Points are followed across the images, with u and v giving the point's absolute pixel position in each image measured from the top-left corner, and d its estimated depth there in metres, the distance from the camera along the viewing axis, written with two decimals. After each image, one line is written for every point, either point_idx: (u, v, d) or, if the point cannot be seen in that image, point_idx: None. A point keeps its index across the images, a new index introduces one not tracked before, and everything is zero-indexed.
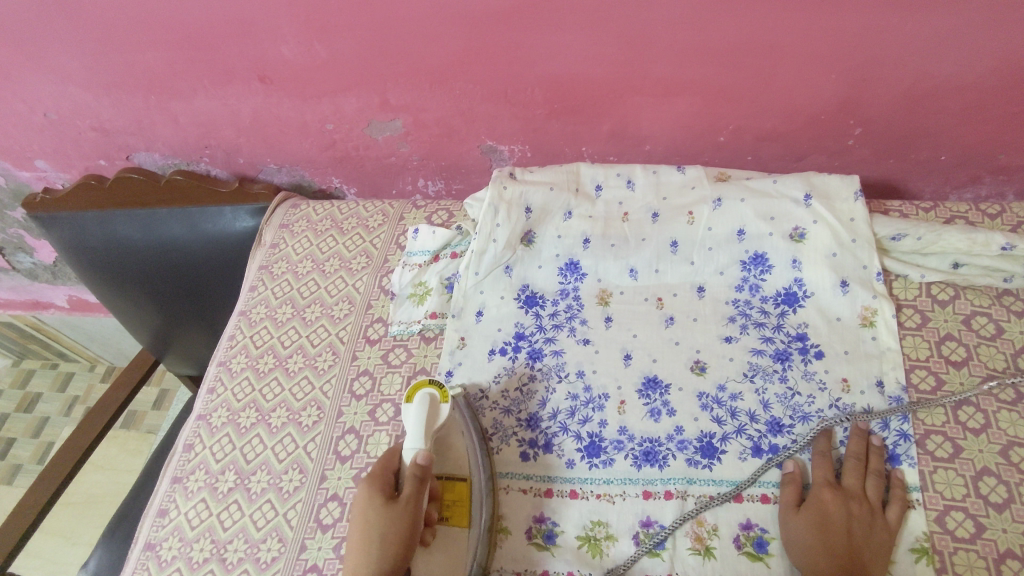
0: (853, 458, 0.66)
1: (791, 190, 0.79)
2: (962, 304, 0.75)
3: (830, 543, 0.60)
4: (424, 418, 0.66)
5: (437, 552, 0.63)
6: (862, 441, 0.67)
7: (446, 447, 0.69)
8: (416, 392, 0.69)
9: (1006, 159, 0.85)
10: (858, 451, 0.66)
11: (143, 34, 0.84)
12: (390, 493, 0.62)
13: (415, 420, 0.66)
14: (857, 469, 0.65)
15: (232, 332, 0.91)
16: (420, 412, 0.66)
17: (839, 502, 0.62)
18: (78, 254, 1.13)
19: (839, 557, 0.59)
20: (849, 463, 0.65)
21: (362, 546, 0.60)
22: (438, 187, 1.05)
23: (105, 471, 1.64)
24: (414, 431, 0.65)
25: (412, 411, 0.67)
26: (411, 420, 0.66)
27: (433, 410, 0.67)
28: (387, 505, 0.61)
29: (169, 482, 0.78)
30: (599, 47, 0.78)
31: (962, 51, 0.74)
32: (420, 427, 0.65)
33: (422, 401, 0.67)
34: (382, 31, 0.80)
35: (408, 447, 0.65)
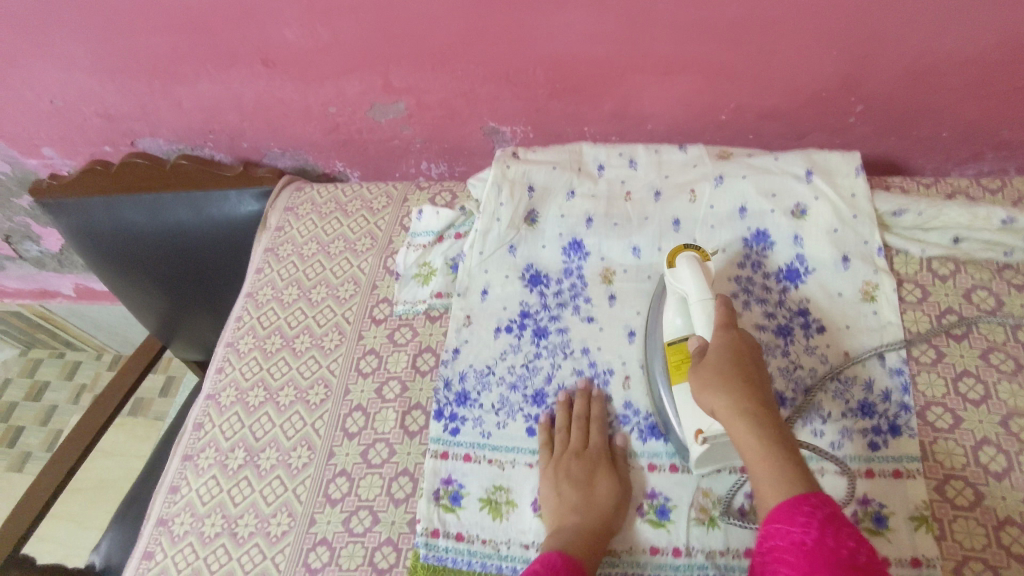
0: (723, 352, 0.59)
1: (792, 167, 0.80)
2: (963, 278, 0.76)
3: (773, 442, 0.53)
4: (700, 273, 0.67)
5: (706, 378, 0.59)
6: (728, 335, 0.61)
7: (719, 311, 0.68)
8: (677, 255, 0.70)
9: (1007, 134, 0.86)
10: (731, 344, 0.60)
11: (147, 18, 0.84)
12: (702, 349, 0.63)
13: (688, 273, 0.67)
14: (746, 363, 0.58)
15: (239, 314, 0.92)
16: (693, 269, 0.67)
17: (745, 405, 0.55)
18: (85, 240, 1.14)
19: (791, 460, 0.52)
20: (728, 349, 0.60)
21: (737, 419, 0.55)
22: (442, 169, 1.05)
23: (114, 458, 1.66)
24: (692, 278, 0.67)
25: (681, 267, 0.68)
26: (686, 280, 0.67)
27: (704, 266, 0.69)
28: (699, 368, 0.60)
29: (180, 460, 0.80)
30: (600, 26, 0.79)
31: (963, 25, 0.74)
32: (700, 279, 0.66)
33: (689, 257, 0.69)
34: (384, 12, 0.80)
35: (695, 294, 0.66)
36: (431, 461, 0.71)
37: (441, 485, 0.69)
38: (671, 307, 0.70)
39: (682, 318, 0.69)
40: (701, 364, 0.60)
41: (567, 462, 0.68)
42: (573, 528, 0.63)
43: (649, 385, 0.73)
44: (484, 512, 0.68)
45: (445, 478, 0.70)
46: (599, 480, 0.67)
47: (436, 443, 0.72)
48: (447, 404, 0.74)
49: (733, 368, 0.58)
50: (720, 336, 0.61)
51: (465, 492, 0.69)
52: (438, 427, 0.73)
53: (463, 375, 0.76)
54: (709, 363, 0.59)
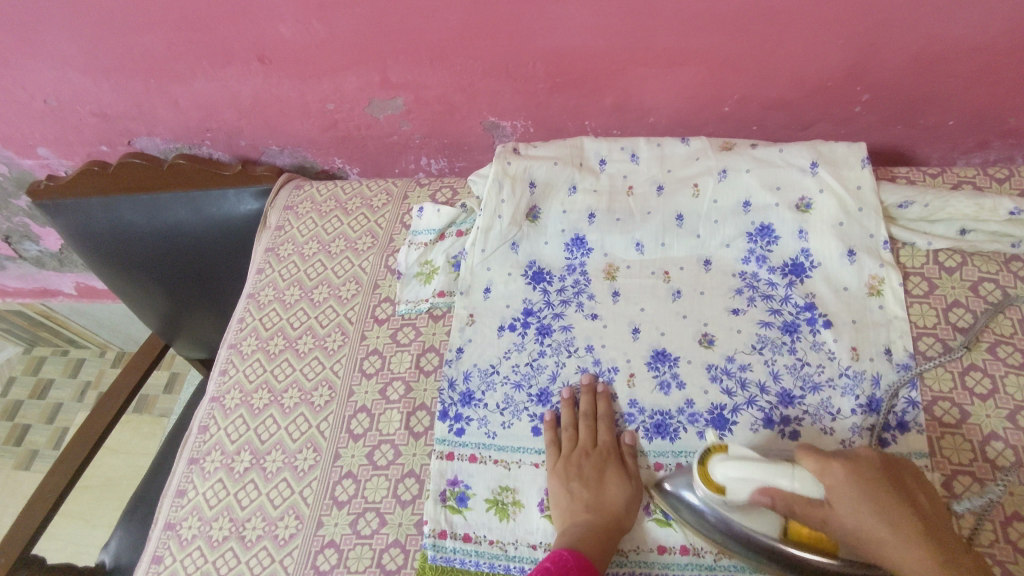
0: (844, 507, 0.52)
1: (797, 159, 0.79)
2: (970, 270, 0.75)
3: (936, 547, 0.50)
4: (743, 471, 0.58)
5: (840, 503, 0.53)
6: (837, 471, 0.53)
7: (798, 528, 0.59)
8: (707, 465, 0.61)
9: (1015, 122, 0.84)
10: (851, 481, 0.52)
11: (141, 17, 0.83)
12: (811, 500, 0.55)
13: (733, 466, 0.58)
14: (884, 490, 0.52)
15: (241, 315, 0.92)
16: (738, 472, 0.58)
17: (886, 502, 0.51)
18: (84, 241, 1.13)
19: (950, 563, 0.49)
20: (847, 481, 0.53)
21: (873, 513, 0.51)
22: (441, 164, 1.04)
23: (120, 455, 1.67)
24: (739, 465, 0.58)
25: (722, 471, 0.59)
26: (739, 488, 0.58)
27: (739, 450, 0.61)
28: (832, 524, 0.54)
29: (186, 463, 0.80)
30: (601, 18, 0.77)
31: (972, 12, 0.73)
32: (757, 464, 0.57)
33: (722, 460, 0.60)
34: (381, 7, 0.79)
35: (771, 482, 0.56)
36: (437, 462, 0.71)
37: (447, 486, 0.69)
38: (730, 521, 0.60)
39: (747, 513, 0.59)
40: (829, 522, 0.54)
41: (578, 461, 0.68)
42: (585, 527, 0.62)
43: (722, 535, 0.61)
44: (491, 513, 0.68)
45: (451, 479, 0.70)
46: (609, 478, 0.67)
47: (442, 445, 0.72)
48: (452, 404, 0.74)
49: (873, 497, 0.52)
50: (833, 484, 0.53)
51: (472, 493, 0.69)
52: (443, 428, 0.73)
53: (468, 375, 0.76)
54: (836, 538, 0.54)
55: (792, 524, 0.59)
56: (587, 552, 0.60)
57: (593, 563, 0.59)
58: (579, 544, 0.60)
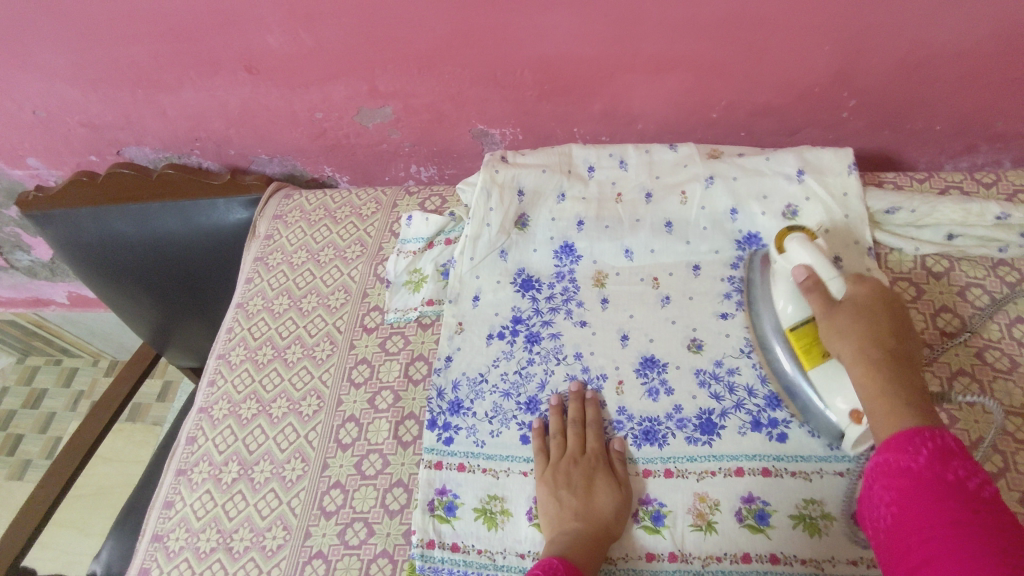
0: (853, 307, 0.62)
1: (784, 165, 0.79)
2: (957, 275, 0.75)
3: (907, 392, 0.56)
4: (813, 249, 0.66)
5: (843, 312, 0.62)
6: (858, 287, 0.63)
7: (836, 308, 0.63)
8: (785, 239, 0.70)
9: (1001, 126, 0.85)
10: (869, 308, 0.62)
11: (128, 28, 0.83)
12: (827, 295, 0.64)
13: (804, 249, 0.67)
14: (878, 324, 0.61)
15: (230, 325, 0.91)
16: (807, 249, 0.66)
17: (874, 340, 0.60)
18: (74, 251, 1.13)
19: (901, 388, 0.57)
20: (858, 311, 0.62)
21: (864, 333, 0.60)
22: (431, 172, 1.04)
23: (113, 464, 1.66)
24: (808, 249, 0.66)
25: (795, 248, 0.67)
26: (802, 254, 0.67)
27: (816, 244, 0.68)
28: (833, 312, 0.62)
29: (173, 475, 0.79)
30: (587, 27, 0.78)
31: (955, 18, 0.73)
32: (820, 253, 0.66)
33: (801, 237, 0.68)
34: (368, 16, 0.79)
35: (819, 272, 0.65)
36: (425, 471, 0.71)
37: (435, 496, 0.69)
38: (777, 293, 0.69)
39: (793, 304, 0.67)
40: (828, 311, 0.63)
41: (566, 468, 0.68)
42: (573, 534, 0.62)
43: (770, 365, 0.70)
44: (479, 522, 0.68)
45: (439, 488, 0.69)
46: (598, 485, 0.66)
47: (430, 454, 0.71)
48: (441, 413, 0.74)
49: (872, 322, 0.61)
50: (853, 287, 0.63)
51: (460, 503, 0.69)
52: (432, 437, 0.73)
53: (457, 384, 0.76)
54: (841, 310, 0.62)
55: (796, 331, 0.66)
56: (576, 559, 0.59)
57: (582, 571, 0.59)
58: (568, 551, 0.60)
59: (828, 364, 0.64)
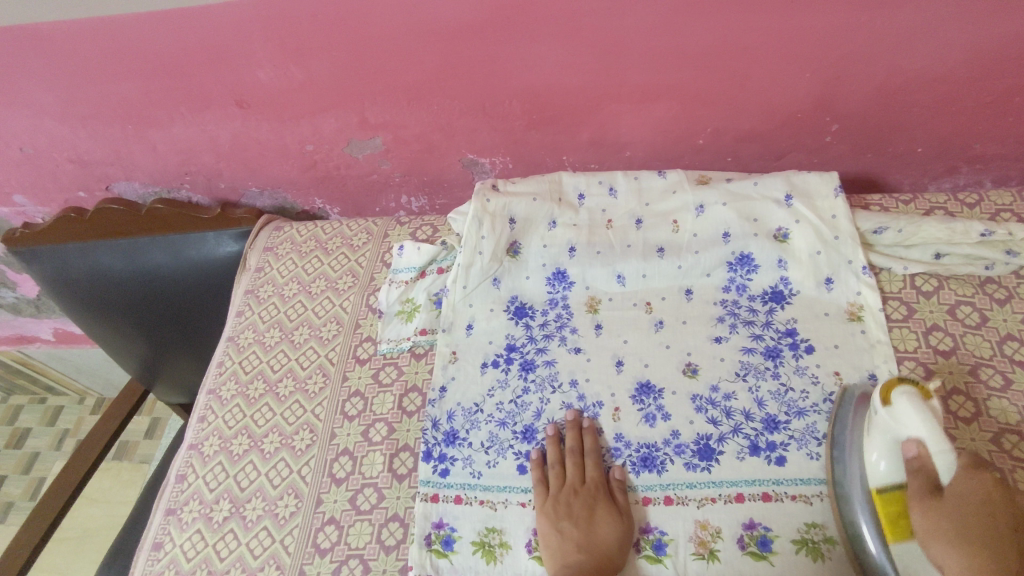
0: (962, 509, 0.54)
1: (772, 191, 0.80)
2: (946, 293, 0.76)
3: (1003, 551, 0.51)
4: (921, 407, 0.58)
5: (939, 509, 0.55)
6: (974, 481, 0.55)
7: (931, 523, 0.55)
8: (890, 391, 0.60)
9: (980, 148, 0.87)
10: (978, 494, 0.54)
11: (117, 66, 0.83)
12: (934, 483, 0.57)
13: (913, 415, 0.58)
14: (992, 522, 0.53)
15: (220, 359, 0.90)
16: (915, 405, 0.58)
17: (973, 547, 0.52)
18: (60, 288, 1.11)
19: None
20: (965, 509, 0.54)
21: (970, 552, 0.52)
22: (422, 202, 1.05)
23: (99, 504, 1.62)
24: (918, 422, 0.57)
25: (900, 406, 0.59)
26: (909, 418, 0.58)
27: (927, 403, 0.59)
28: (930, 512, 0.55)
29: (163, 514, 0.77)
30: (574, 58, 0.79)
31: (931, 45, 0.75)
32: (934, 422, 0.57)
33: (908, 393, 0.59)
34: (357, 51, 0.80)
35: (927, 445, 0.57)
36: (421, 504, 0.70)
37: (432, 530, 0.68)
38: (867, 444, 0.61)
39: (887, 462, 0.59)
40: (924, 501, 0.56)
41: (566, 499, 0.67)
42: (577, 567, 0.62)
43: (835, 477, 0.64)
44: (477, 556, 0.66)
45: (437, 522, 0.68)
46: (599, 515, 0.65)
47: (426, 486, 0.70)
48: (436, 444, 0.73)
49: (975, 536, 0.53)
50: (963, 482, 0.55)
51: (458, 536, 0.67)
52: (428, 469, 0.72)
53: (451, 414, 0.75)
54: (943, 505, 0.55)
55: (885, 494, 0.59)
56: None
57: None
58: None
59: (912, 544, 0.57)
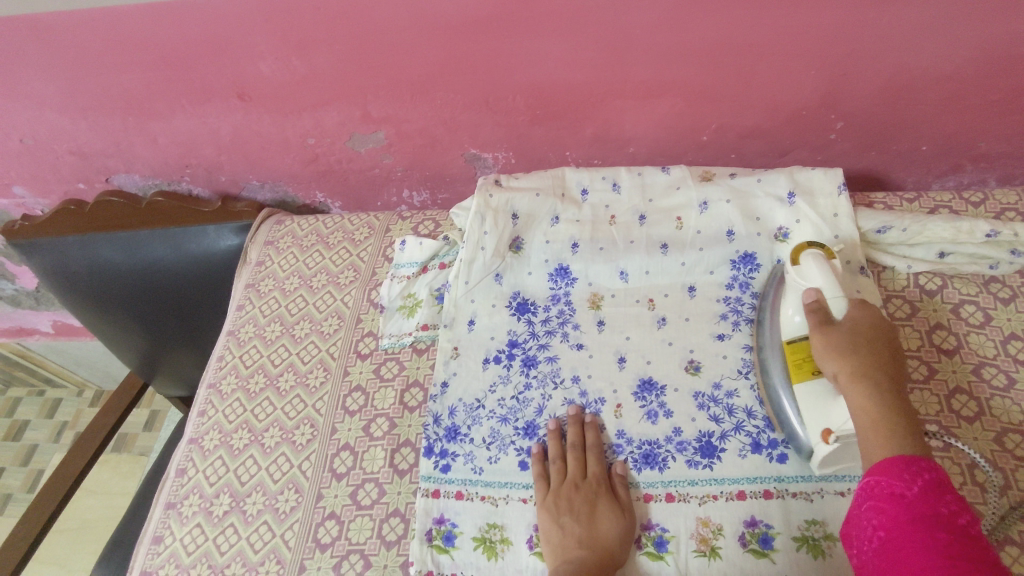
0: (849, 327, 0.63)
1: (776, 188, 0.80)
2: (950, 292, 0.75)
3: (885, 388, 0.59)
4: (824, 267, 0.68)
5: (837, 334, 0.63)
6: (863, 312, 0.64)
7: (846, 356, 0.61)
8: (800, 255, 0.71)
9: (985, 146, 0.86)
10: (869, 321, 0.64)
11: (119, 57, 0.83)
12: (828, 316, 0.65)
13: (816, 268, 0.68)
14: (877, 354, 0.61)
15: (221, 352, 0.90)
16: (818, 266, 0.68)
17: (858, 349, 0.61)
18: (60, 280, 1.11)
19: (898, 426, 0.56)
20: (857, 340, 0.62)
21: (857, 379, 0.60)
22: (424, 197, 1.04)
23: (98, 496, 1.62)
24: (821, 273, 0.68)
25: (807, 264, 0.69)
26: (812, 274, 0.68)
27: (830, 264, 0.69)
28: (829, 333, 0.63)
29: (163, 508, 0.77)
30: (578, 53, 0.78)
31: (938, 43, 0.75)
32: (830, 275, 0.67)
33: (815, 257, 0.69)
34: (360, 44, 0.79)
35: (825, 292, 0.67)
36: (421, 499, 0.69)
37: (433, 525, 0.68)
38: (785, 302, 0.70)
39: (801, 314, 0.68)
40: (823, 330, 0.64)
41: (568, 494, 0.67)
42: (578, 561, 0.61)
43: (762, 367, 0.71)
44: (478, 552, 0.66)
45: (438, 517, 0.68)
46: (601, 510, 0.65)
47: (427, 482, 0.70)
48: (437, 440, 0.73)
49: (871, 365, 0.60)
50: (855, 313, 0.65)
51: (459, 532, 0.67)
52: (429, 465, 0.71)
53: (453, 410, 0.75)
54: (835, 329, 0.64)
55: (792, 345, 0.68)
56: None
57: None
58: None
59: (816, 382, 0.64)
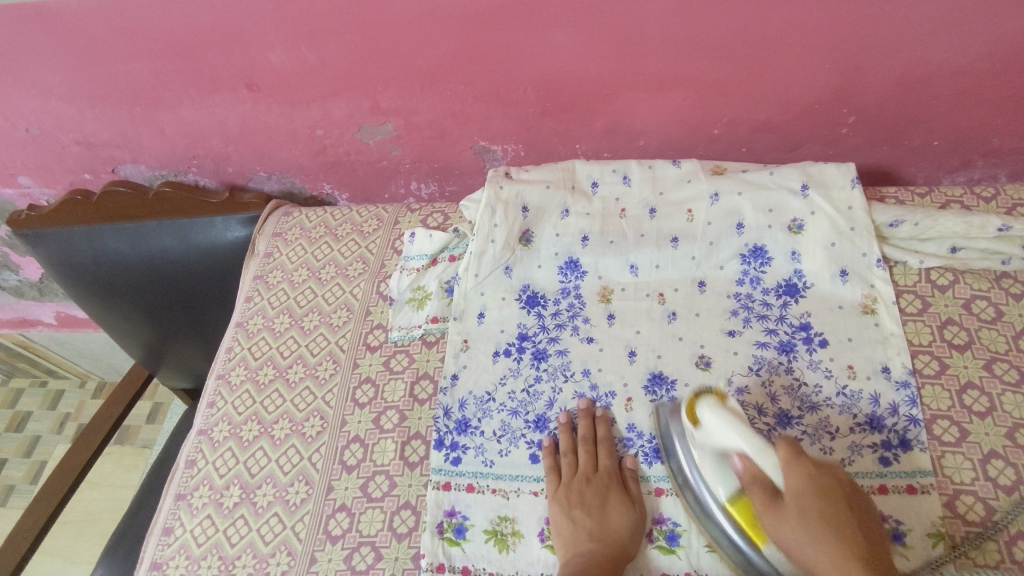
0: (793, 501, 0.53)
1: (788, 182, 0.79)
2: (962, 287, 0.75)
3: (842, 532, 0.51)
4: (732, 418, 0.59)
5: (780, 515, 0.54)
6: (792, 461, 0.55)
7: (802, 546, 0.52)
8: (698, 408, 0.63)
9: (997, 142, 0.86)
10: (807, 478, 0.54)
11: (127, 46, 0.82)
12: (767, 490, 0.56)
13: (722, 423, 0.59)
14: (823, 494, 0.53)
15: (229, 344, 0.90)
16: (727, 420, 0.59)
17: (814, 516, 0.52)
18: (65, 271, 1.10)
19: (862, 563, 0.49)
20: (805, 511, 0.52)
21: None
22: (432, 189, 1.04)
23: (101, 488, 1.62)
24: (735, 432, 0.58)
25: (708, 419, 0.61)
26: (726, 435, 0.59)
27: (728, 407, 0.61)
28: (777, 523, 0.54)
29: (173, 500, 0.77)
30: (591, 44, 0.78)
31: (954, 37, 0.74)
32: (748, 433, 0.57)
33: (710, 407, 0.61)
34: (371, 35, 0.79)
35: (747, 453, 0.58)
36: (432, 491, 0.69)
37: (445, 518, 0.68)
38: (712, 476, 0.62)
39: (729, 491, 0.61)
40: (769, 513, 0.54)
41: (580, 488, 0.67)
42: (588, 555, 0.61)
43: (696, 509, 0.64)
44: (489, 544, 0.66)
45: (449, 510, 0.68)
46: (613, 505, 0.65)
47: (438, 474, 0.70)
48: (448, 432, 0.73)
49: (818, 522, 0.52)
50: (788, 470, 0.55)
51: (470, 525, 0.67)
52: (440, 457, 0.71)
53: (463, 403, 0.75)
54: (781, 510, 0.54)
55: (735, 504, 0.61)
56: None
57: None
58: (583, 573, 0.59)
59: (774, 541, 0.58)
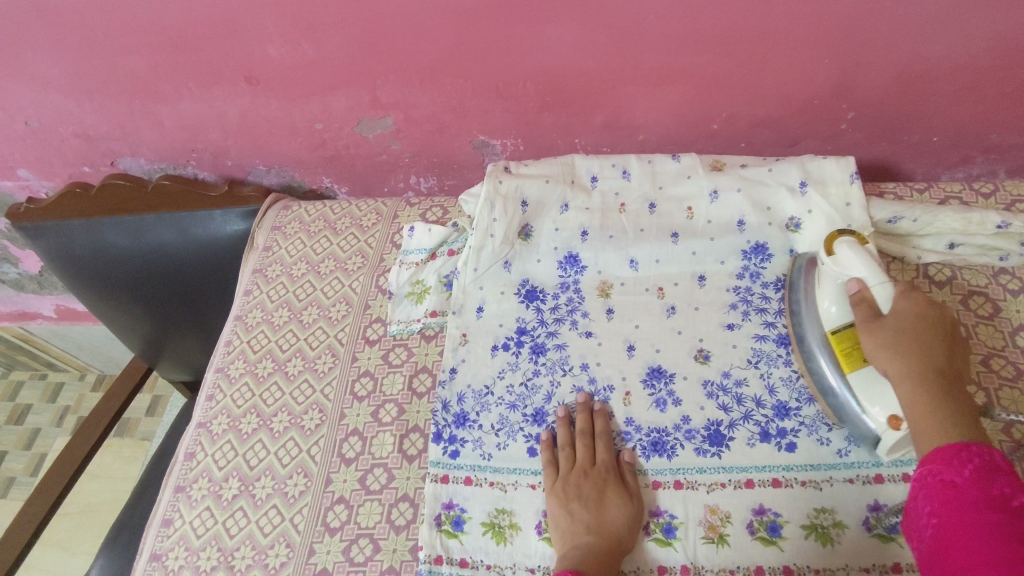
0: (895, 326, 0.60)
1: (787, 178, 0.79)
2: (959, 283, 0.76)
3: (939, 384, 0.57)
4: (864, 255, 0.64)
5: (883, 328, 0.60)
6: (907, 302, 0.61)
7: (890, 362, 0.59)
8: (834, 242, 0.68)
9: (996, 138, 0.86)
10: (917, 310, 0.60)
11: (126, 39, 0.82)
12: (873, 309, 0.62)
13: (853, 255, 0.65)
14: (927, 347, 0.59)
15: (228, 338, 0.90)
16: (855, 252, 0.65)
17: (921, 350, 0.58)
18: (64, 264, 1.10)
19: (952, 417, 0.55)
20: (901, 328, 0.60)
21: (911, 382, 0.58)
22: (431, 183, 1.04)
23: (101, 480, 1.63)
24: (861, 261, 0.64)
25: (843, 251, 0.66)
26: (851, 263, 0.65)
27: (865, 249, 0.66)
28: (873, 329, 0.61)
29: (172, 492, 0.78)
30: (590, 39, 0.78)
31: (953, 33, 0.74)
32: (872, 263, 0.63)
33: (848, 243, 0.66)
34: (371, 29, 0.79)
35: (867, 280, 0.63)
36: (430, 484, 0.70)
37: (442, 510, 0.68)
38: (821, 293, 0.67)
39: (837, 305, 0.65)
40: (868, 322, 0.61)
41: (577, 480, 0.67)
42: (586, 548, 0.62)
43: (806, 362, 0.69)
44: (487, 536, 0.67)
45: (446, 502, 0.69)
46: (610, 498, 0.66)
47: (436, 467, 0.71)
48: (446, 426, 0.73)
49: (922, 350, 0.58)
50: (899, 303, 0.61)
51: (467, 517, 0.68)
52: (438, 450, 0.72)
53: (462, 396, 0.75)
54: (882, 324, 0.61)
55: (837, 334, 0.65)
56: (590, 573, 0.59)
57: None
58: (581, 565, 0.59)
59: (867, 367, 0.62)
